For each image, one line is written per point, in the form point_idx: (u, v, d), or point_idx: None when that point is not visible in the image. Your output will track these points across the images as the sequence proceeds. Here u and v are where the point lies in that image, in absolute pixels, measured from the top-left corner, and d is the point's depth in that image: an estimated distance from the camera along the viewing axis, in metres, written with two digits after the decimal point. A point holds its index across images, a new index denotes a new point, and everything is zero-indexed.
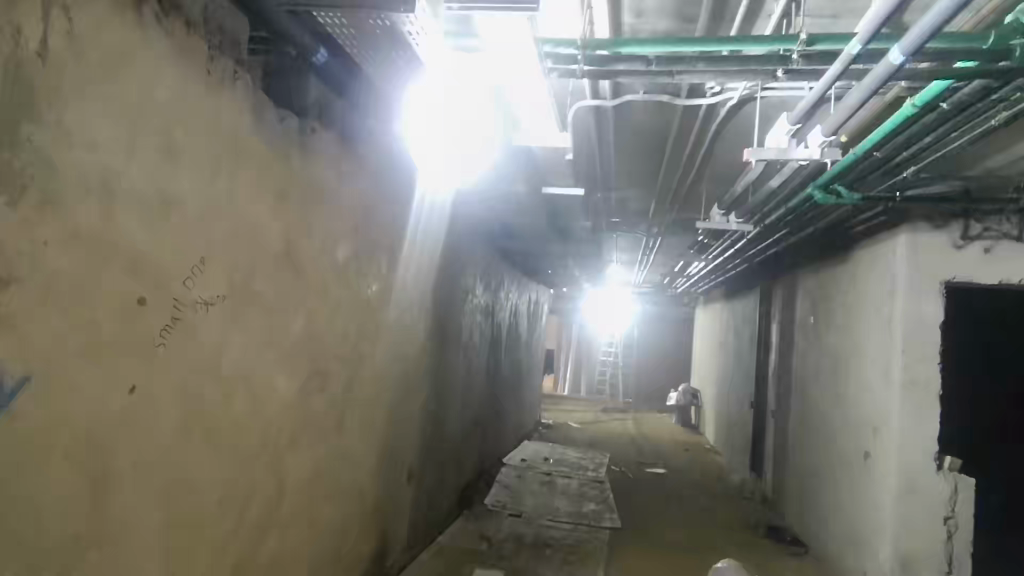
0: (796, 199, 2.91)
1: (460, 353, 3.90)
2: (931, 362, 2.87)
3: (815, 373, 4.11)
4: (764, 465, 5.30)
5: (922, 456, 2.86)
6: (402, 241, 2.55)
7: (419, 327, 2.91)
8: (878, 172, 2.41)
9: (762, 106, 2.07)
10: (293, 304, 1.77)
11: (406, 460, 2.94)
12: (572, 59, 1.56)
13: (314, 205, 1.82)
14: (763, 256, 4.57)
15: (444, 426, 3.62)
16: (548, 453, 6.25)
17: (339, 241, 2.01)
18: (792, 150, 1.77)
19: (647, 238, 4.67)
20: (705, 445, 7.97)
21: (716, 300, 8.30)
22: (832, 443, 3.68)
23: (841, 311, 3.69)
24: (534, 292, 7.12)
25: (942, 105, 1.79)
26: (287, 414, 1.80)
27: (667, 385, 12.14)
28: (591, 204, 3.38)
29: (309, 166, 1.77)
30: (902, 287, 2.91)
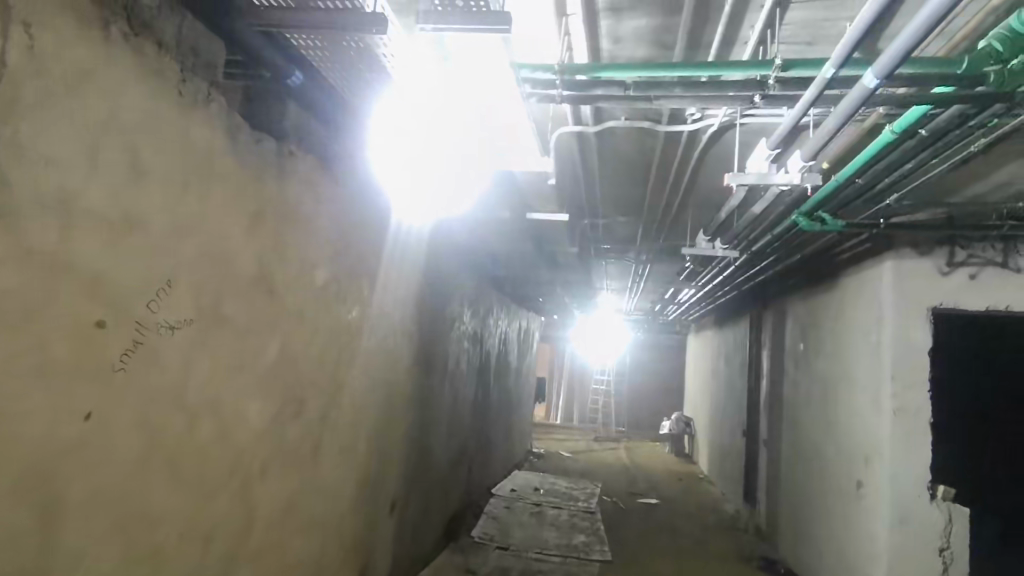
0: (781, 226, 2.93)
1: (447, 382, 3.84)
2: (920, 390, 2.84)
3: (806, 401, 4.07)
4: (758, 496, 5.21)
5: (915, 484, 2.80)
6: (385, 266, 2.53)
7: (402, 353, 2.86)
8: (862, 199, 2.44)
9: (743, 133, 2.08)
10: (268, 329, 1.73)
11: (388, 491, 2.87)
12: (551, 83, 1.56)
13: (294, 228, 1.82)
14: (752, 283, 4.56)
15: (429, 454, 3.55)
16: (538, 483, 6.12)
17: (319, 266, 1.99)
18: (771, 175, 1.77)
19: (636, 265, 4.67)
20: (699, 475, 7.85)
21: (708, 327, 8.28)
22: (825, 472, 3.62)
23: (829, 337, 3.67)
24: (524, 319, 7.09)
25: (921, 131, 1.82)
26: (260, 442, 1.75)
27: (661, 413, 12.02)
28: (577, 229, 3.38)
29: (287, 190, 1.76)
30: (889, 313, 2.91)
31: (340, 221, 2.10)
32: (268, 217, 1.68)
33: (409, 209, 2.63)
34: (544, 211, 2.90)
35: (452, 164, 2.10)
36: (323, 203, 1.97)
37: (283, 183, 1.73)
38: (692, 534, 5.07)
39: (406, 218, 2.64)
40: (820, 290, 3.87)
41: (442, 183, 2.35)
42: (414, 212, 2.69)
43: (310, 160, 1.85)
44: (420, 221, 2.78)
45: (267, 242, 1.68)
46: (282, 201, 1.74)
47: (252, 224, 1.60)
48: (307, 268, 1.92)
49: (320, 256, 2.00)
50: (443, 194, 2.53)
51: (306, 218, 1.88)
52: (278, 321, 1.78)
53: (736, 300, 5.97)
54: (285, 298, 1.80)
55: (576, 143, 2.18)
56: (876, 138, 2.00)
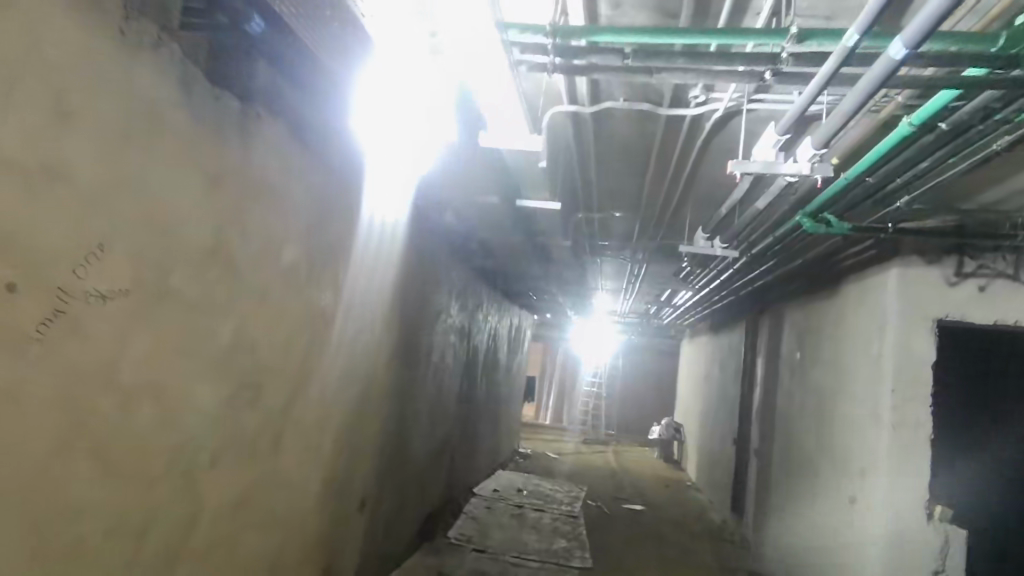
0: (784, 227, 2.80)
1: (430, 375, 3.70)
2: (921, 404, 2.71)
3: (800, 412, 3.94)
4: (745, 506, 5.09)
5: (911, 503, 2.68)
6: (365, 249, 2.39)
7: (380, 342, 2.72)
8: (872, 200, 2.32)
9: (749, 120, 1.95)
10: (225, 306, 1.59)
11: (358, 487, 2.72)
12: (541, 48, 1.42)
13: (261, 200, 1.68)
14: (750, 288, 4.43)
15: (406, 450, 3.40)
16: (521, 484, 5.99)
17: (289, 243, 1.85)
18: (779, 164, 1.62)
19: (632, 264, 4.53)
20: (686, 482, 7.73)
21: (703, 333, 8.16)
22: (817, 485, 3.49)
23: (827, 346, 3.55)
24: (516, 316, 6.93)
25: (941, 125, 1.71)
26: (211, 430, 1.61)
27: (651, 419, 11.90)
28: (571, 221, 3.25)
29: (254, 157, 1.62)
30: (892, 322, 2.77)
31: (315, 195, 1.96)
32: (230, 184, 1.54)
33: (392, 187, 2.49)
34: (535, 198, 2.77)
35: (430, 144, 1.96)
36: (295, 175, 1.83)
37: (250, 149, 1.60)
38: (677, 543, 4.94)
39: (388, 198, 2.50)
40: (820, 297, 3.74)
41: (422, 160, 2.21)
42: (398, 191, 2.55)
43: (280, 126, 1.71)
44: (402, 203, 2.64)
45: (228, 210, 1.54)
46: (248, 169, 1.60)
47: (210, 189, 1.46)
48: (275, 243, 1.78)
49: (291, 233, 1.86)
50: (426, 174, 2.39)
51: (275, 190, 1.74)
52: (238, 299, 1.64)
53: (732, 305, 5.85)
54: (247, 275, 1.66)
55: (570, 125, 2.04)
56: (889, 132, 1.87)
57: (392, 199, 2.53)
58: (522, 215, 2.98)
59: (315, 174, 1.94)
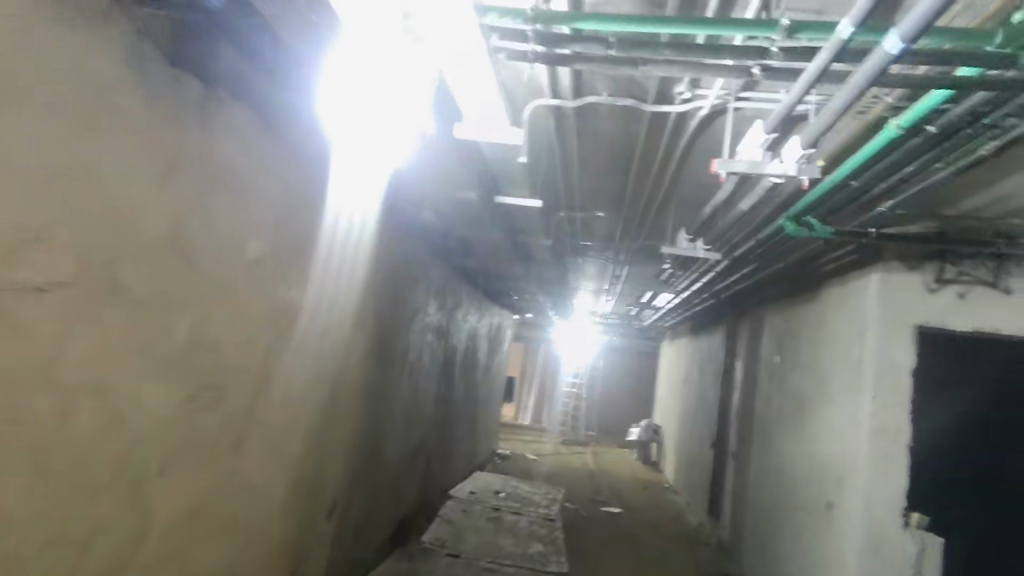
0: (767, 230, 2.77)
1: (406, 376, 3.61)
2: (900, 410, 2.69)
3: (778, 416, 3.93)
4: (722, 510, 5.08)
5: (888, 510, 2.66)
6: (335, 243, 2.31)
7: (353, 341, 2.63)
8: (855, 204, 2.29)
9: (736, 120, 1.90)
10: (183, 301, 1.49)
11: (327, 491, 2.63)
12: (521, 35, 1.35)
13: (226, 190, 1.59)
14: (731, 291, 4.42)
15: (380, 452, 3.31)
16: (499, 485, 5.91)
17: (254, 236, 1.76)
18: (766, 163, 1.57)
19: (613, 265, 4.49)
20: (664, 485, 7.73)
21: (684, 336, 8.16)
22: (794, 491, 3.48)
23: (807, 350, 3.54)
24: (496, 315, 6.86)
25: (929, 128, 1.66)
26: (166, 433, 1.51)
27: (630, 420, 11.94)
28: (552, 221, 3.19)
29: (218, 144, 1.53)
30: (872, 329, 2.76)
31: (283, 187, 1.87)
32: (192, 172, 1.45)
33: (365, 181, 2.40)
34: (513, 195, 2.70)
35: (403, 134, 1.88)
36: (262, 165, 1.74)
37: (213, 136, 1.50)
38: (654, 546, 4.91)
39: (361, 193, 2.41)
40: (800, 302, 3.72)
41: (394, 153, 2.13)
42: (372, 184, 2.46)
43: (246, 111, 1.62)
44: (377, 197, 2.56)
45: (189, 199, 1.45)
46: (211, 157, 1.51)
47: (168, 176, 1.37)
48: (240, 236, 1.68)
49: (258, 226, 1.76)
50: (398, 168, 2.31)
51: (241, 180, 1.65)
52: (197, 294, 1.54)
53: (712, 308, 5.85)
54: (208, 269, 1.56)
55: (552, 121, 1.98)
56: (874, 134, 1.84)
57: (364, 194, 2.44)
58: (502, 212, 2.91)
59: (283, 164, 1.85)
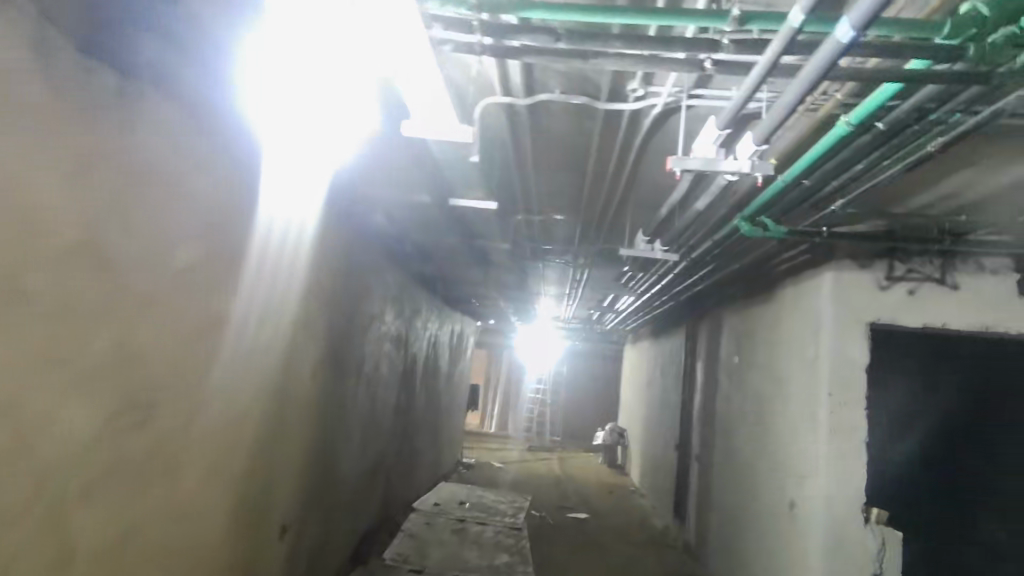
0: (723, 231, 2.77)
1: (362, 387, 3.48)
2: (857, 407, 2.72)
3: (739, 416, 3.96)
4: (687, 512, 5.09)
5: (849, 507, 2.68)
6: (279, 247, 2.19)
7: (302, 352, 2.51)
8: (807, 202, 2.31)
9: (689, 118, 1.87)
10: (104, 312, 1.37)
11: (277, 512, 2.49)
12: (466, 24, 1.29)
13: (152, 190, 1.47)
14: (689, 292, 4.44)
15: (336, 468, 3.18)
16: (464, 496, 5.78)
17: (186, 242, 1.64)
18: (720, 160, 1.54)
19: (573, 269, 4.46)
20: (630, 488, 7.75)
21: (646, 339, 8.23)
22: (757, 491, 3.49)
23: (764, 350, 3.57)
24: (457, 323, 6.75)
25: (878, 125, 1.68)
26: (89, 455, 1.38)
27: (595, 424, 11.97)
28: (509, 224, 3.13)
29: (142, 143, 1.41)
30: (827, 327, 2.79)
31: (218, 189, 1.75)
32: (113, 170, 1.33)
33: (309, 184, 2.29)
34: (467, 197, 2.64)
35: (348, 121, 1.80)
36: (194, 165, 1.62)
37: (136, 132, 1.39)
38: (620, 552, 4.88)
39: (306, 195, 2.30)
40: (757, 302, 3.77)
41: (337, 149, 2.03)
42: (316, 187, 2.35)
43: (175, 108, 1.51)
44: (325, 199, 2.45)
45: (107, 199, 1.32)
46: (134, 155, 1.39)
47: (84, 175, 1.25)
48: (169, 240, 1.57)
49: (189, 230, 1.65)
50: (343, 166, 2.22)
51: (170, 181, 1.53)
52: (120, 304, 1.42)
53: (672, 310, 5.89)
54: (131, 276, 1.44)
55: (504, 119, 1.92)
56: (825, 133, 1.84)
57: (308, 196, 2.32)
58: (458, 216, 2.83)
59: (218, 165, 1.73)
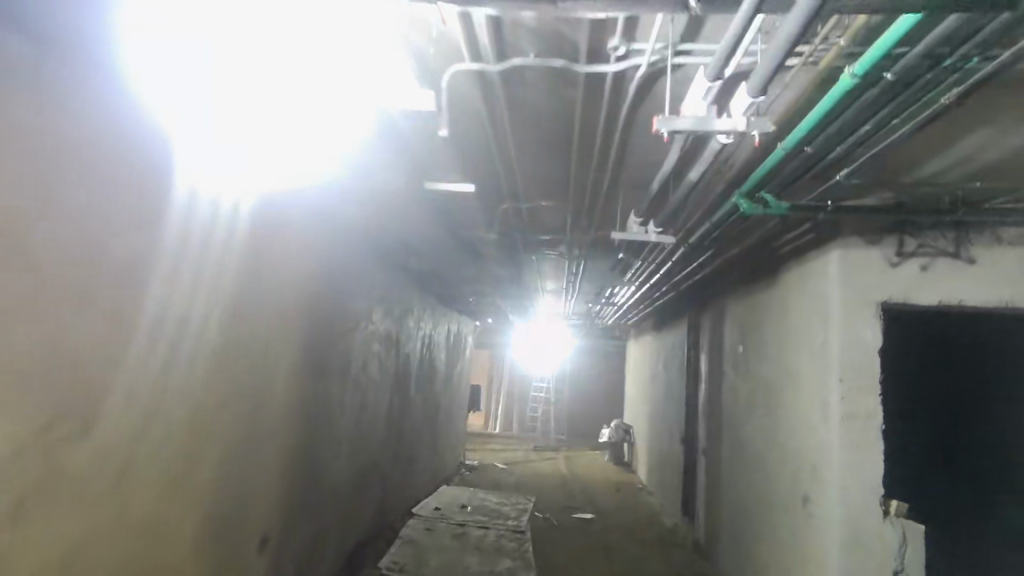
0: (721, 211, 2.60)
1: (350, 391, 3.33)
2: (870, 393, 2.56)
3: (745, 408, 3.79)
4: (696, 509, 4.94)
5: (866, 501, 2.51)
6: (243, 242, 2.01)
7: (275, 354, 2.35)
8: (812, 171, 2.13)
9: (677, 81, 1.71)
10: (36, 316, 1.20)
11: (254, 526, 2.33)
12: None
13: (90, 178, 1.31)
14: (690, 280, 4.28)
15: (322, 476, 3.02)
16: (465, 498, 5.44)
17: (134, 236, 1.47)
18: (712, 118, 1.38)
19: (567, 262, 4.30)
20: (637, 485, 7.59)
21: (648, 332, 8.08)
22: (768, 486, 3.32)
23: (770, 337, 3.40)
24: (453, 322, 6.60)
25: (886, 76, 1.51)
26: (17, 474, 1.21)
27: (600, 421, 11.81)
28: (496, 213, 2.98)
29: (77, 122, 1.24)
30: (835, 308, 2.62)
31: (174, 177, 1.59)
32: (42, 156, 1.16)
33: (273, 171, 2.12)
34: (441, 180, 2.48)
35: (311, 95, 1.64)
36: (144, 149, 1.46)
37: (68, 109, 1.22)
38: (628, 553, 4.72)
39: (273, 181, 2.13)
40: (760, 287, 3.60)
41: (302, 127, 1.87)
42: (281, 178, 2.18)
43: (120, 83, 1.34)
44: (291, 188, 2.29)
45: (36, 187, 1.16)
46: (66, 135, 1.22)
47: (6, 159, 1.08)
48: (115, 234, 1.40)
49: (138, 222, 1.48)
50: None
51: (113, 167, 1.37)
52: (57, 306, 1.26)
53: (673, 301, 5.73)
54: (67, 274, 1.27)
55: (476, 90, 1.77)
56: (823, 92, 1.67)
57: (273, 186, 2.16)
58: (438, 203, 2.68)
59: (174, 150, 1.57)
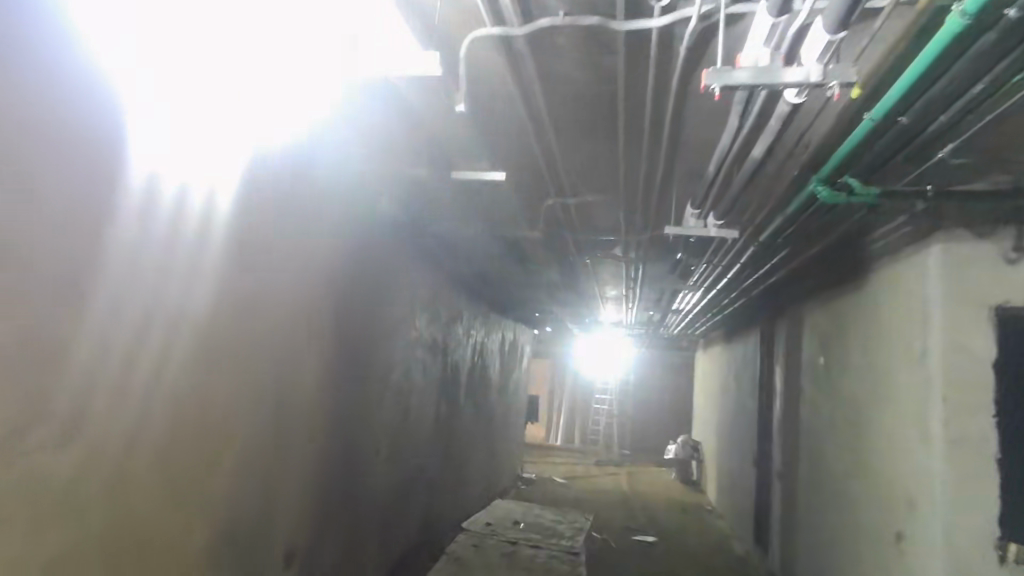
0: (796, 201, 2.26)
1: (390, 397, 3.19)
2: (981, 415, 2.14)
3: (827, 427, 3.37)
4: (770, 538, 4.48)
5: (979, 544, 2.09)
6: (256, 238, 1.90)
7: (299, 357, 2.23)
8: (904, 149, 1.79)
9: (736, 36, 1.44)
10: (14, 310, 1.12)
11: (279, 540, 2.22)
12: None
13: (76, 162, 1.24)
14: (762, 285, 3.89)
15: (358, 488, 2.88)
16: (519, 513, 5.20)
17: (133, 222, 1.41)
18: (776, 69, 1.11)
19: (625, 267, 4.01)
20: (706, 507, 7.08)
21: (719, 343, 7.57)
22: (854, 518, 2.90)
23: (856, 348, 2.99)
24: (509, 330, 6.41)
25: (1009, 15, 1.18)
26: None
27: (667, 437, 11.26)
28: (540, 211, 2.76)
29: (58, 112, 1.19)
30: (937, 315, 2.21)
31: (181, 161, 1.52)
32: (20, 146, 1.11)
33: (287, 160, 2.01)
34: (471, 169, 2.34)
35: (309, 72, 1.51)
36: (144, 129, 1.39)
37: (44, 87, 1.15)
38: None
39: (289, 169, 2.02)
40: (844, 292, 3.18)
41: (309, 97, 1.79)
42: (297, 164, 2.07)
43: (109, 59, 1.28)
44: (310, 178, 2.17)
45: (10, 172, 1.09)
46: (41, 119, 1.15)
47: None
48: (110, 226, 1.34)
49: (140, 204, 1.42)
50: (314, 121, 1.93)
51: (107, 147, 1.31)
52: (35, 302, 1.17)
53: (744, 310, 5.28)
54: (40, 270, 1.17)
55: (499, 61, 1.58)
56: (923, 45, 1.35)
57: (291, 173, 2.05)
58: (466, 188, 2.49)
59: (187, 133, 1.51)
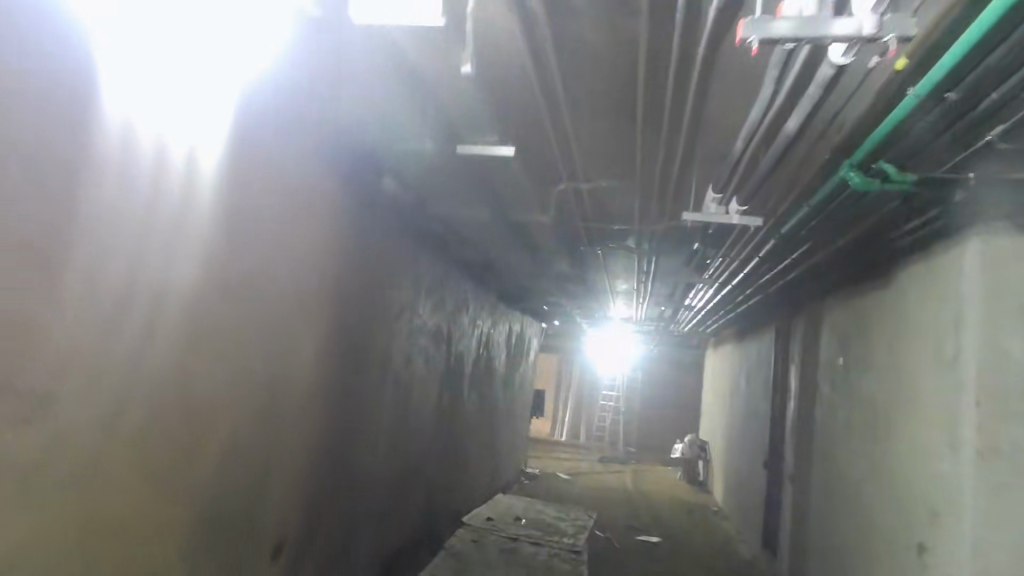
0: (825, 186, 2.12)
1: (390, 385, 3.08)
2: (1018, 422, 1.99)
3: (844, 430, 3.22)
4: (779, 542, 4.34)
5: (1012, 559, 1.96)
6: (246, 210, 1.79)
7: (292, 339, 2.13)
8: (948, 130, 1.65)
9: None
10: None
11: (268, 529, 2.13)
12: None
13: (59, 117, 1.16)
14: (779, 280, 3.73)
15: (353, 479, 2.78)
16: (521, 508, 5.10)
17: (121, 186, 1.33)
18: (824, 19, 0.98)
19: (637, 259, 3.86)
20: (712, 508, 6.95)
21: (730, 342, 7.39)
22: (871, 527, 2.76)
23: (880, 348, 2.84)
24: (516, 321, 6.28)
25: None
26: None
27: (673, 435, 11.11)
28: (550, 194, 2.62)
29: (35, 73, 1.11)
30: (974, 313, 2.07)
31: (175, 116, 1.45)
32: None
33: (282, 128, 1.91)
34: (477, 143, 2.19)
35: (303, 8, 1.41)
36: (131, 84, 1.31)
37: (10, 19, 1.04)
38: None
39: (282, 137, 1.91)
40: (867, 289, 3.03)
41: (307, 55, 1.69)
42: (289, 127, 1.96)
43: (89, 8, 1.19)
44: (306, 147, 2.07)
45: None
46: (15, 61, 1.06)
47: None
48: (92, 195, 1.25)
49: (127, 171, 1.33)
50: (313, 85, 1.83)
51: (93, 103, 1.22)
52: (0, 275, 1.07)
53: (758, 308, 5.12)
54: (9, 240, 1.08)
55: (510, 18, 1.45)
56: None
57: (284, 140, 1.95)
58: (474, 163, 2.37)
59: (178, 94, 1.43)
